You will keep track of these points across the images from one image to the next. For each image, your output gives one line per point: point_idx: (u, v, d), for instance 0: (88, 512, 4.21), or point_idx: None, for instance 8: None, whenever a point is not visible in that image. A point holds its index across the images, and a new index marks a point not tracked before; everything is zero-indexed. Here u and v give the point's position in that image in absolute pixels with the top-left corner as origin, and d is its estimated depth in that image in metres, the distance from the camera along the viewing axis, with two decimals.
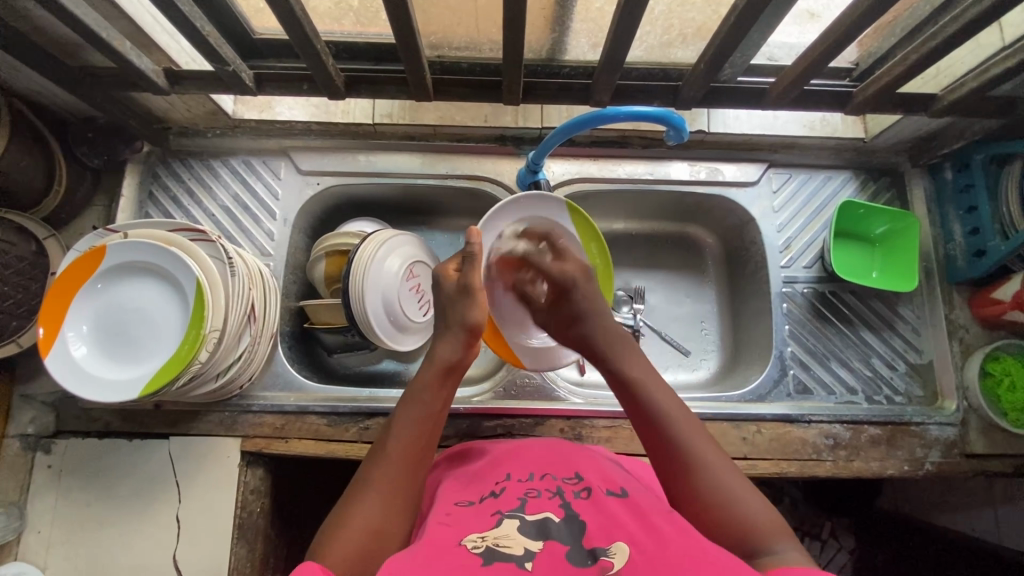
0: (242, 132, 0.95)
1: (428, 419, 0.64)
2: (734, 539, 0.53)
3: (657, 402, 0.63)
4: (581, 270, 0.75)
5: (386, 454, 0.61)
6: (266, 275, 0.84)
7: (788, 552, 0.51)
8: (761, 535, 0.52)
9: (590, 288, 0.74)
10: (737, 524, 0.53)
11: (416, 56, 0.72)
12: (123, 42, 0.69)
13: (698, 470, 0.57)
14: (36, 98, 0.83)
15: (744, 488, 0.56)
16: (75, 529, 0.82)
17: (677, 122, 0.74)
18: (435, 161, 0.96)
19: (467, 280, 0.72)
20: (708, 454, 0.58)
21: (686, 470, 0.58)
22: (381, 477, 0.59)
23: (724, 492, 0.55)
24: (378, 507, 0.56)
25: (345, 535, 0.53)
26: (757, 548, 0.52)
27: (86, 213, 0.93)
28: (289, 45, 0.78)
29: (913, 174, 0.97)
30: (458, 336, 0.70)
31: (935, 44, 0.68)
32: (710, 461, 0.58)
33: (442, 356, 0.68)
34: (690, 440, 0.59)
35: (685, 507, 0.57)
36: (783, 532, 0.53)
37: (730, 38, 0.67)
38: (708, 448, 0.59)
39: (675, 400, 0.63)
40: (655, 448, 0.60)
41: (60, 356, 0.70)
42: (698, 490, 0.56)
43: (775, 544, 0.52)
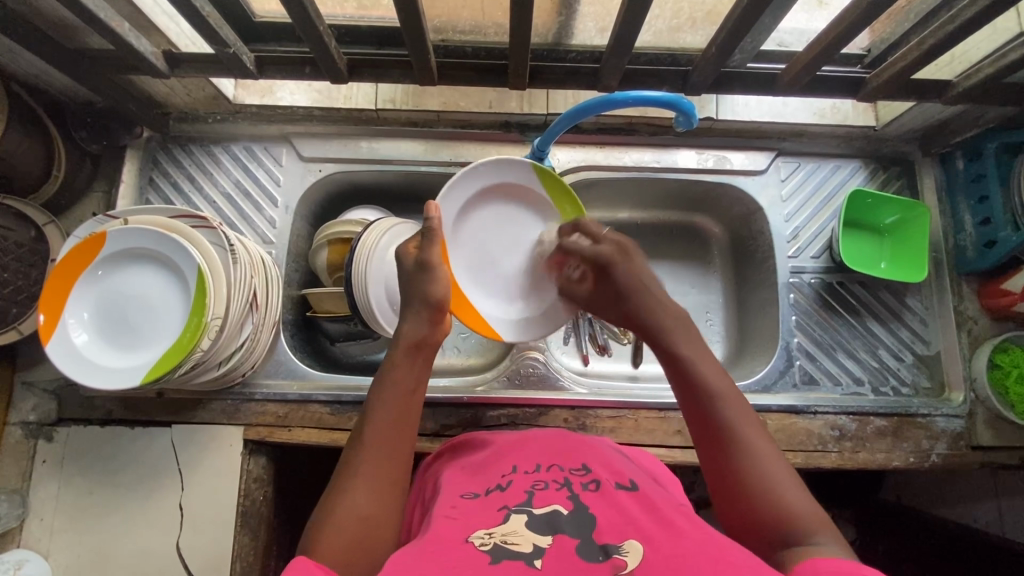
0: (242, 118, 0.94)
1: (399, 401, 0.63)
2: (773, 527, 0.53)
3: (710, 384, 0.62)
4: (617, 248, 0.72)
5: (363, 442, 0.60)
6: (268, 264, 0.83)
7: (829, 545, 0.50)
8: (803, 527, 0.52)
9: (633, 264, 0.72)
10: (777, 513, 0.53)
11: (421, 39, 0.70)
12: (122, 23, 0.67)
13: (742, 454, 0.57)
14: (34, 82, 0.82)
15: (789, 478, 0.56)
16: (78, 517, 0.82)
17: (687, 108, 0.72)
18: (439, 148, 0.94)
19: (422, 257, 0.70)
20: (755, 440, 0.58)
21: (733, 452, 0.58)
22: (361, 465, 0.58)
23: (766, 481, 0.55)
24: (365, 496, 0.56)
25: (335, 525, 0.53)
26: (794, 537, 0.52)
27: (85, 200, 0.92)
28: (291, 28, 0.76)
29: (924, 163, 0.96)
30: (421, 313, 0.68)
31: (953, 28, 0.66)
32: (760, 447, 0.58)
33: (409, 333, 0.67)
34: (741, 424, 0.59)
35: (725, 487, 0.57)
36: (823, 525, 0.52)
37: (742, 22, 0.65)
38: (756, 434, 0.59)
39: (731, 385, 0.62)
40: (701, 427, 0.60)
41: (61, 343, 0.70)
42: (743, 474, 0.56)
43: (817, 536, 0.51)
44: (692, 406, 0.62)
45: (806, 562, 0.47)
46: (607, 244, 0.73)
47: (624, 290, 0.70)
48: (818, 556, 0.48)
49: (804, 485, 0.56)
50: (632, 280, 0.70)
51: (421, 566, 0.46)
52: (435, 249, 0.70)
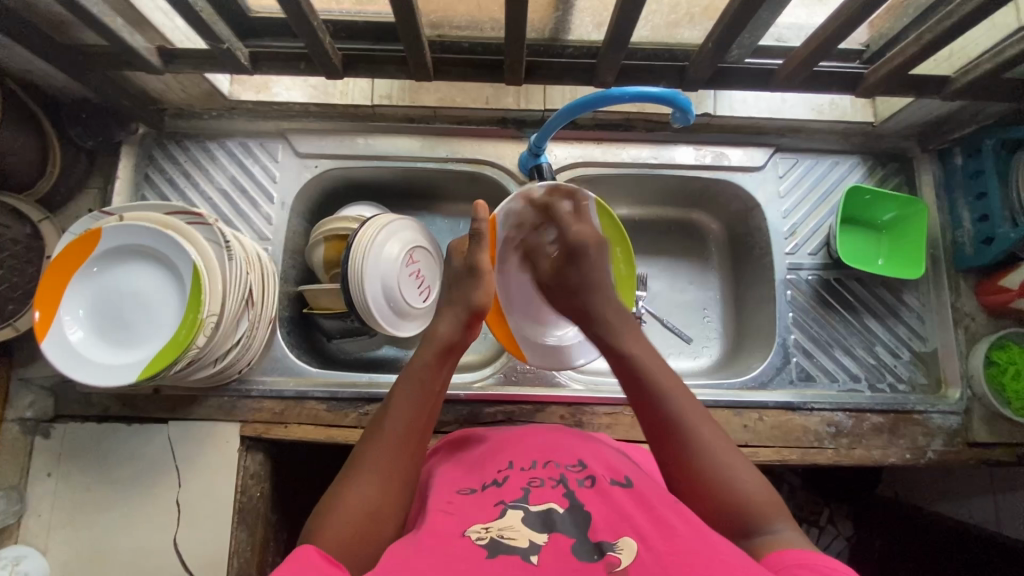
0: (238, 113, 0.93)
1: (425, 400, 0.63)
2: (728, 514, 0.54)
3: (654, 373, 0.63)
4: (595, 235, 0.76)
5: (380, 434, 0.60)
6: (265, 260, 0.83)
7: (785, 532, 0.52)
8: (756, 511, 0.53)
9: (600, 256, 0.76)
10: (732, 501, 0.54)
11: (416, 35, 0.70)
12: (114, 18, 0.67)
13: (691, 442, 0.58)
14: (28, 78, 0.81)
15: (738, 461, 0.57)
16: (75, 513, 0.82)
17: (684, 104, 0.71)
18: (435, 145, 0.94)
19: (472, 260, 0.72)
20: (702, 426, 0.59)
21: (682, 440, 0.59)
22: (376, 457, 0.58)
23: (719, 469, 0.56)
24: (376, 488, 0.56)
25: (341, 515, 0.53)
26: (753, 526, 0.53)
27: (81, 196, 0.92)
28: (286, 23, 0.76)
29: (922, 159, 0.95)
30: (459, 316, 0.70)
31: (951, 23, 0.66)
32: (708, 434, 0.59)
33: (441, 334, 0.68)
34: (687, 412, 0.60)
35: (678, 477, 0.58)
36: (775, 508, 0.54)
37: (739, 17, 0.65)
38: (704, 421, 0.60)
39: (674, 374, 0.64)
40: (649, 418, 0.62)
41: (56, 340, 0.70)
42: (694, 462, 0.57)
43: (772, 523, 0.53)
44: (638, 398, 0.63)
45: (773, 554, 0.49)
46: (584, 228, 0.77)
47: (584, 281, 0.74)
48: (788, 547, 0.49)
49: (756, 471, 0.57)
50: (584, 271, 0.74)
51: (417, 559, 0.46)
52: (482, 255, 0.72)
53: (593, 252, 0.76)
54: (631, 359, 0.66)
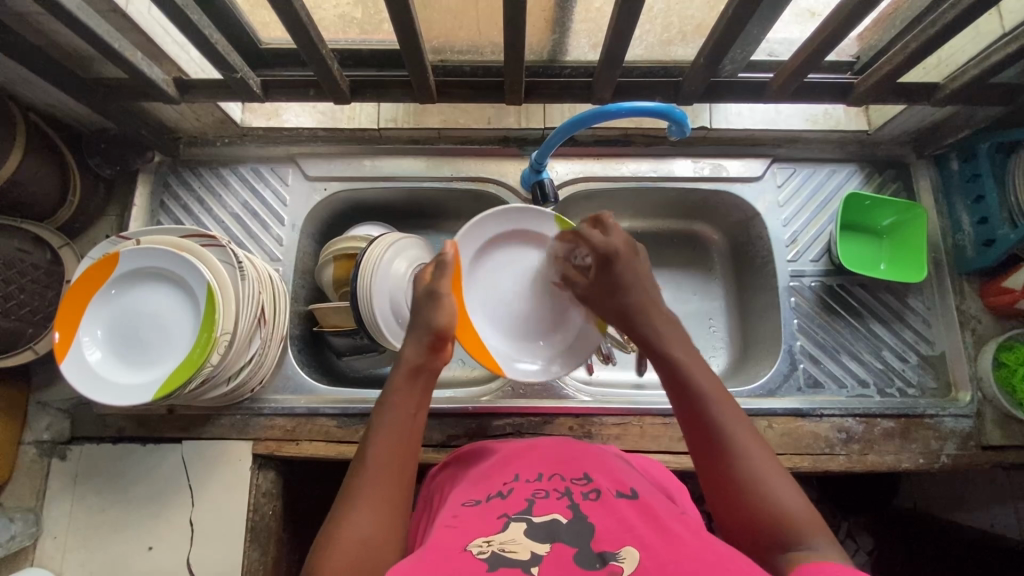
0: (250, 140, 0.97)
1: (403, 426, 0.63)
2: (769, 532, 0.53)
3: (698, 386, 0.62)
4: (626, 245, 0.73)
5: (363, 468, 0.60)
6: (275, 280, 0.85)
7: (824, 548, 0.50)
8: (797, 528, 0.52)
9: (636, 264, 0.73)
10: (770, 516, 0.53)
11: (419, 59, 0.73)
12: (134, 53, 0.71)
13: (737, 459, 0.57)
14: (51, 111, 0.85)
15: (782, 482, 0.55)
16: (90, 535, 0.83)
17: (679, 116, 0.73)
18: (440, 165, 0.97)
19: (433, 286, 0.71)
20: (749, 442, 0.58)
21: (727, 450, 0.58)
22: (363, 489, 0.58)
23: (758, 481, 0.55)
24: (367, 514, 0.56)
25: (336, 545, 0.53)
26: (793, 540, 0.51)
27: (99, 223, 0.95)
28: (295, 53, 0.80)
29: (918, 165, 0.97)
30: (422, 340, 0.68)
31: (935, 31, 0.69)
32: (752, 451, 0.57)
33: (409, 359, 0.68)
34: (733, 427, 0.59)
35: (721, 496, 0.57)
36: (818, 526, 0.52)
37: (728, 33, 0.68)
38: (748, 435, 0.58)
39: (718, 385, 0.62)
40: (697, 430, 0.60)
41: (76, 360, 0.71)
42: (738, 479, 0.56)
43: (811, 539, 0.51)
44: (684, 406, 0.62)
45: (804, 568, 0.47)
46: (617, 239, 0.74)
47: (618, 284, 0.72)
48: (822, 561, 0.48)
49: (796, 483, 0.56)
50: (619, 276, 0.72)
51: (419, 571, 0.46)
52: (446, 280, 0.72)
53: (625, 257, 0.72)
54: (680, 376, 0.63)
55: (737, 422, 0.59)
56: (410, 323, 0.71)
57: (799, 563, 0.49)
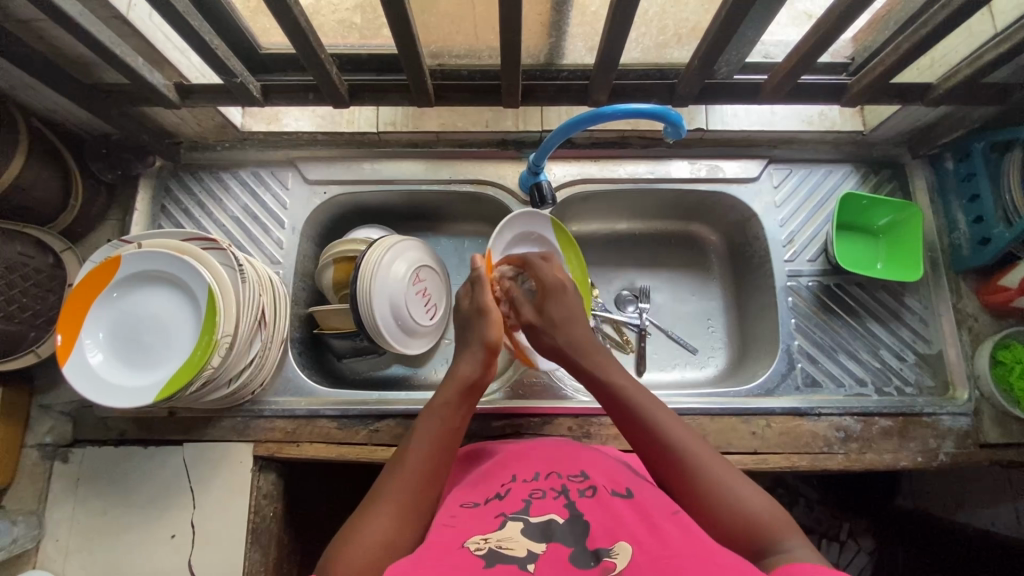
0: (250, 145, 0.98)
1: (447, 434, 0.65)
2: (743, 539, 0.53)
3: (651, 414, 0.64)
4: (557, 282, 0.78)
5: (402, 470, 0.61)
6: (275, 283, 0.85)
7: (801, 550, 0.50)
8: (765, 531, 0.52)
9: (569, 300, 0.77)
10: (739, 523, 0.54)
11: (417, 64, 0.74)
12: (135, 59, 0.72)
13: (694, 476, 0.58)
14: (53, 117, 0.86)
15: (745, 488, 0.56)
16: (91, 537, 0.83)
17: (675, 118, 0.73)
18: (439, 168, 0.98)
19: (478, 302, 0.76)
20: (703, 455, 0.60)
21: (685, 471, 0.59)
22: (396, 491, 0.59)
23: (718, 488, 0.57)
24: (396, 517, 0.56)
25: (359, 546, 0.53)
26: (766, 546, 0.52)
27: (101, 227, 0.96)
28: (294, 58, 0.80)
29: (914, 165, 0.97)
30: (477, 354, 0.71)
31: (926, 32, 0.69)
32: (709, 465, 0.59)
33: (461, 373, 0.70)
34: (682, 443, 0.61)
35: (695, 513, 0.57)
36: (792, 530, 0.52)
37: (722, 34, 0.68)
38: (701, 447, 0.60)
39: (666, 410, 0.65)
40: (655, 459, 0.61)
41: (77, 363, 0.72)
42: (702, 494, 0.57)
43: (787, 542, 0.51)
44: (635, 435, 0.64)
45: (784, 567, 0.47)
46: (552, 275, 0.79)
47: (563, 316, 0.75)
48: (794, 560, 0.47)
49: (756, 484, 0.57)
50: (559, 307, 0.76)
51: (417, 566, 0.46)
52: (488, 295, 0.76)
53: (556, 293, 0.77)
54: (627, 407, 0.65)
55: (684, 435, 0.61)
56: (465, 337, 0.74)
57: (778, 564, 0.48)
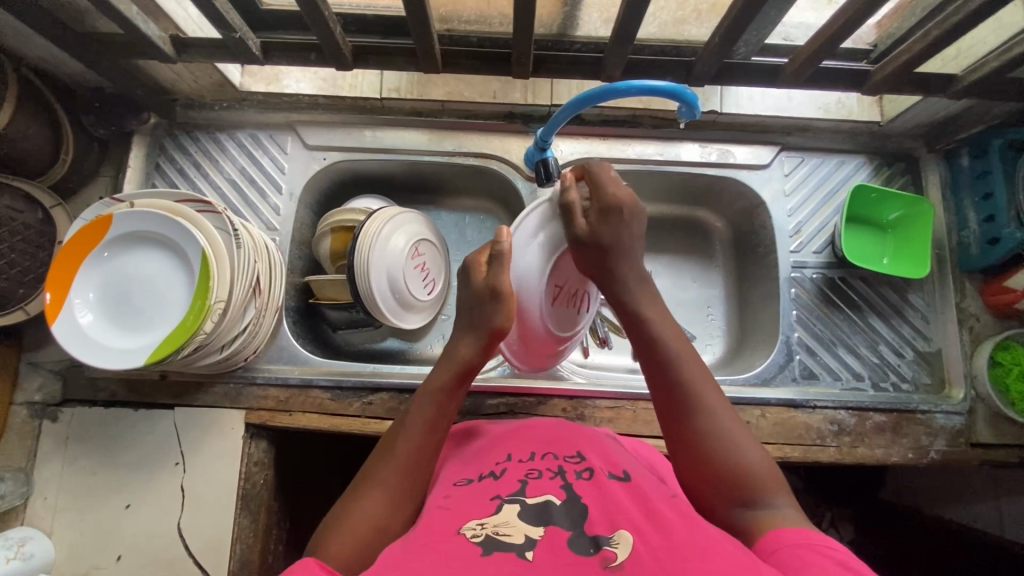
0: (249, 105, 0.95)
1: (439, 420, 0.63)
2: (727, 486, 0.56)
3: (669, 346, 0.62)
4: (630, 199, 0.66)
5: (391, 452, 0.61)
6: (271, 249, 0.83)
7: (786, 508, 0.53)
8: (759, 487, 0.55)
9: (636, 225, 0.66)
10: (733, 476, 0.56)
11: (425, 28, 0.70)
12: (130, 7, 0.68)
13: (695, 409, 0.59)
14: (43, 66, 0.83)
15: (745, 436, 0.58)
16: (80, 496, 0.83)
17: (690, 98, 0.70)
18: (442, 138, 0.95)
19: (495, 283, 0.65)
20: (711, 395, 0.60)
21: (689, 410, 0.59)
22: (383, 474, 0.59)
23: (725, 442, 0.57)
24: (384, 501, 0.57)
25: (347, 531, 0.55)
26: (753, 498, 0.54)
27: (93, 184, 0.93)
28: (297, 15, 0.77)
29: (928, 159, 0.95)
30: (479, 340, 0.66)
31: (957, 20, 0.66)
32: (715, 406, 0.59)
33: (460, 356, 0.66)
34: (699, 387, 0.60)
35: (688, 453, 0.59)
36: (778, 486, 0.55)
37: (746, 12, 0.65)
38: (711, 387, 0.61)
39: (684, 340, 0.63)
40: (670, 396, 0.61)
41: (66, 322, 0.71)
42: (699, 436, 0.58)
43: (773, 498, 0.54)
44: (653, 371, 0.62)
45: (771, 533, 0.50)
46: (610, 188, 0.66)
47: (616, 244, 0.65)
48: (784, 526, 0.50)
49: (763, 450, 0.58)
50: (620, 232, 0.65)
51: (412, 562, 0.45)
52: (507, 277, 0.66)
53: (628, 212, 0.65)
54: (648, 335, 0.63)
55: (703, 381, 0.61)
56: (465, 316, 0.68)
57: (766, 526, 0.51)
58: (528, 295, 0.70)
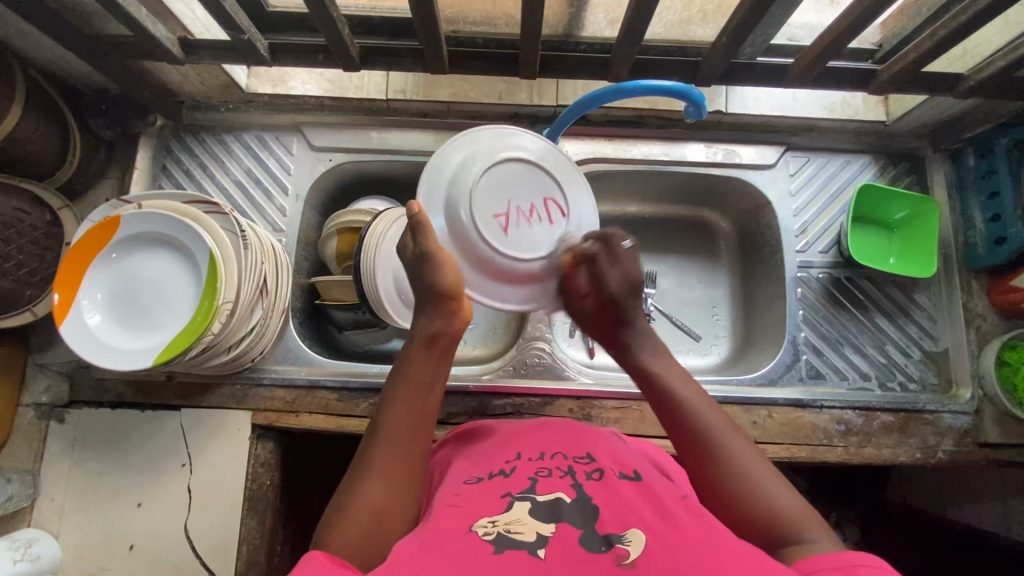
0: (255, 106, 0.95)
1: (422, 395, 0.63)
2: (761, 527, 0.54)
3: (688, 405, 0.63)
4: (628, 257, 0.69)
5: (380, 434, 0.61)
6: (278, 250, 0.83)
7: (822, 541, 0.51)
8: (794, 522, 0.53)
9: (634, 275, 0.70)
10: (766, 516, 0.54)
11: (433, 29, 0.71)
12: (138, 9, 0.69)
13: (718, 458, 0.59)
14: (51, 68, 0.83)
15: (773, 477, 0.57)
16: (87, 497, 0.83)
17: (698, 98, 0.71)
18: (448, 139, 0.95)
19: (423, 246, 0.61)
20: (734, 445, 0.59)
21: (717, 463, 0.58)
22: (376, 459, 0.59)
23: (753, 481, 0.56)
24: (383, 483, 0.57)
25: (351, 518, 0.54)
26: (788, 536, 0.52)
27: (99, 185, 0.94)
28: (304, 17, 0.77)
29: (934, 159, 0.95)
30: (436, 306, 0.64)
31: (963, 19, 0.67)
32: (740, 455, 0.59)
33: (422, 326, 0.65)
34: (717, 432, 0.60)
35: (719, 507, 0.57)
36: (813, 519, 0.53)
37: (753, 12, 0.66)
38: (733, 436, 0.60)
39: (704, 397, 0.64)
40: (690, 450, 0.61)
41: (75, 323, 0.71)
42: (726, 481, 0.57)
43: (808, 532, 0.52)
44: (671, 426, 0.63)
45: (805, 561, 0.48)
46: (618, 274, 0.68)
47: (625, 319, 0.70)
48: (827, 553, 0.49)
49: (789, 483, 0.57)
50: (625, 308, 0.69)
51: (425, 559, 0.45)
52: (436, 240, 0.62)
53: (632, 292, 0.69)
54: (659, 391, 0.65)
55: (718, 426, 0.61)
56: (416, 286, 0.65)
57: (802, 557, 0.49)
58: (466, 227, 0.62)
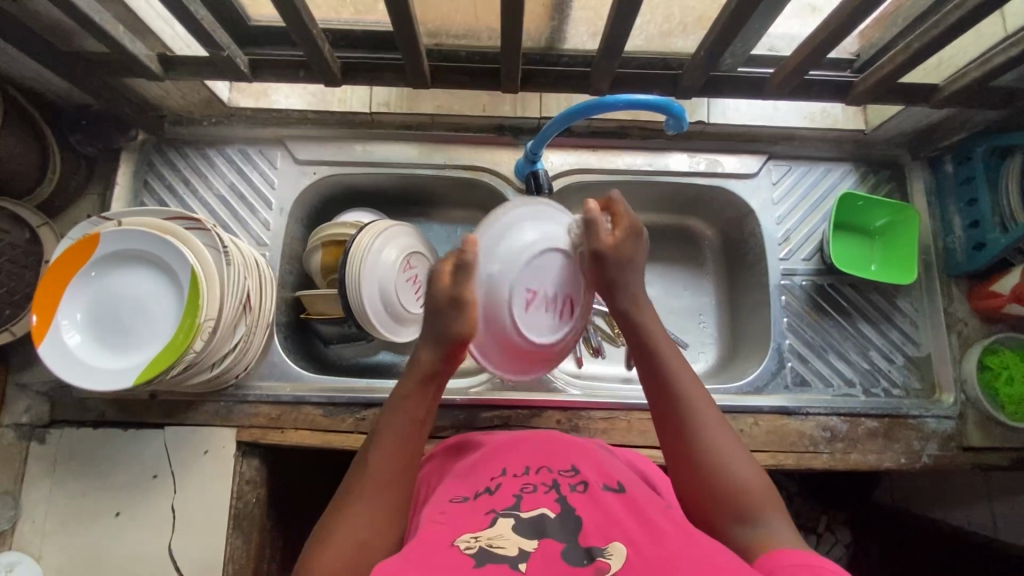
0: (237, 120, 0.94)
1: (413, 431, 0.62)
2: (729, 505, 0.55)
3: (664, 364, 0.63)
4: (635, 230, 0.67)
5: (374, 465, 0.60)
6: (261, 265, 0.83)
7: (780, 526, 0.53)
8: (758, 504, 0.55)
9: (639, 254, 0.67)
10: (731, 491, 0.56)
11: (414, 44, 0.71)
12: (116, 26, 0.68)
13: (693, 425, 0.60)
14: (30, 85, 0.82)
15: (738, 452, 0.59)
16: (69, 519, 0.82)
17: (678, 111, 0.71)
18: (433, 152, 0.95)
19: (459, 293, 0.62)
20: (707, 414, 0.61)
21: (687, 428, 0.60)
22: (367, 490, 0.58)
23: (721, 456, 0.58)
24: (370, 517, 0.56)
25: (333, 547, 0.54)
26: (751, 514, 0.54)
27: (80, 201, 0.92)
28: (284, 31, 0.77)
29: (913, 166, 0.97)
30: (438, 348, 0.64)
31: (937, 32, 0.68)
32: (713, 426, 0.60)
33: (424, 364, 0.64)
34: (694, 401, 0.61)
35: (686, 470, 0.58)
36: (775, 503, 0.55)
37: (730, 27, 0.67)
38: (707, 406, 0.62)
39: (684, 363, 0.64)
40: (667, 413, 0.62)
41: (54, 344, 0.70)
42: (698, 451, 0.59)
43: (770, 517, 0.54)
44: (651, 384, 0.63)
45: (778, 552, 0.50)
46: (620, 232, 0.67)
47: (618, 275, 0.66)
48: (783, 547, 0.50)
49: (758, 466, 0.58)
50: (621, 268, 0.66)
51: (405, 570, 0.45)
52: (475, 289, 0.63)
53: (635, 245, 0.67)
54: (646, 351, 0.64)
55: (696, 396, 0.62)
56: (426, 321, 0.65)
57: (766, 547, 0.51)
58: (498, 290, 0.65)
